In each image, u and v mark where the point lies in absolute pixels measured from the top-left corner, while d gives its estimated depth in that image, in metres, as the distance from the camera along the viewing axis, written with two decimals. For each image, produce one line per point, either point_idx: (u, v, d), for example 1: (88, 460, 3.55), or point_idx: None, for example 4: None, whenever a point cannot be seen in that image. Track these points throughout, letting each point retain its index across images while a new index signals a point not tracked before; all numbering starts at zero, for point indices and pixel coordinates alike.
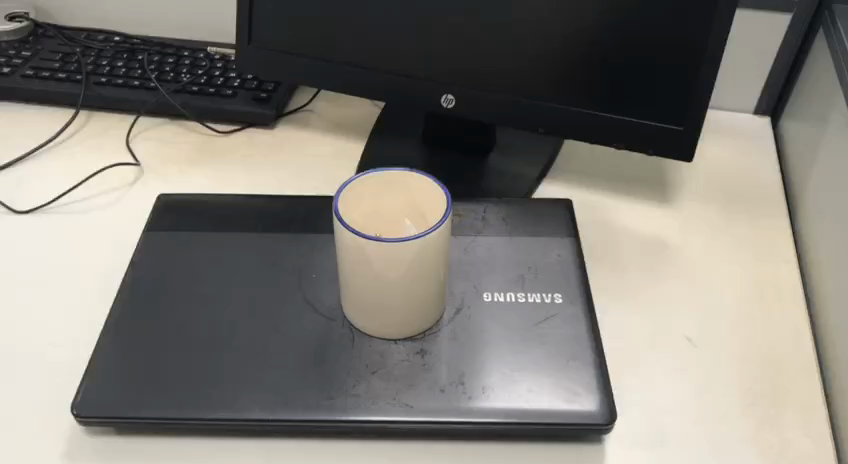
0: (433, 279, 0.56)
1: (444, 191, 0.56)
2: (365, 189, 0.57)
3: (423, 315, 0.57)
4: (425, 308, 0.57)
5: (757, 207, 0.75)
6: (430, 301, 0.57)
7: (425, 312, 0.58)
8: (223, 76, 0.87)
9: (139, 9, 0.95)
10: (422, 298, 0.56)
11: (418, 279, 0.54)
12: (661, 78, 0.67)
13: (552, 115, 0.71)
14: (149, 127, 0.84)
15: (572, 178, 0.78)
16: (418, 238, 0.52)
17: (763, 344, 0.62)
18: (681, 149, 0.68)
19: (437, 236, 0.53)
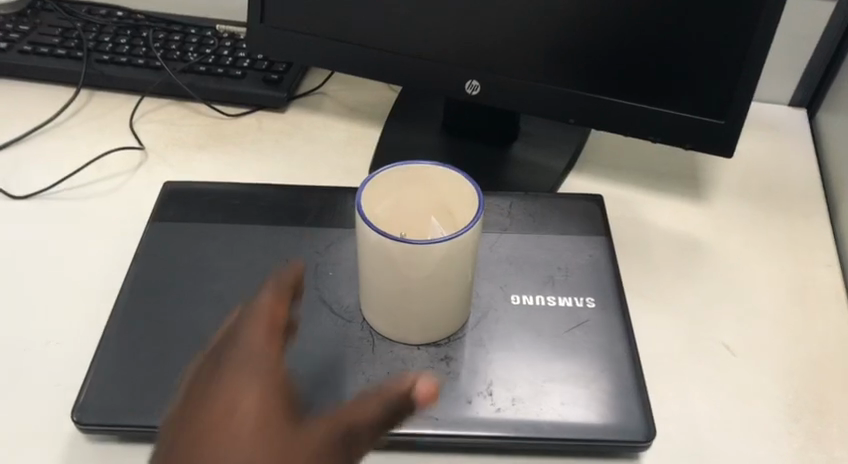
0: (460, 281, 0.52)
1: (474, 184, 0.52)
2: (389, 185, 0.53)
3: (447, 320, 0.54)
4: (450, 312, 0.53)
5: (795, 204, 0.71)
6: (456, 304, 0.53)
7: (451, 316, 0.54)
8: (232, 56, 0.82)
9: None
10: (449, 302, 0.52)
11: (446, 282, 0.51)
12: (703, 68, 0.63)
13: (585, 106, 0.66)
14: (154, 109, 0.79)
15: (599, 171, 0.74)
16: (447, 238, 0.48)
17: (807, 352, 0.59)
18: (722, 144, 0.64)
19: (468, 236, 0.49)
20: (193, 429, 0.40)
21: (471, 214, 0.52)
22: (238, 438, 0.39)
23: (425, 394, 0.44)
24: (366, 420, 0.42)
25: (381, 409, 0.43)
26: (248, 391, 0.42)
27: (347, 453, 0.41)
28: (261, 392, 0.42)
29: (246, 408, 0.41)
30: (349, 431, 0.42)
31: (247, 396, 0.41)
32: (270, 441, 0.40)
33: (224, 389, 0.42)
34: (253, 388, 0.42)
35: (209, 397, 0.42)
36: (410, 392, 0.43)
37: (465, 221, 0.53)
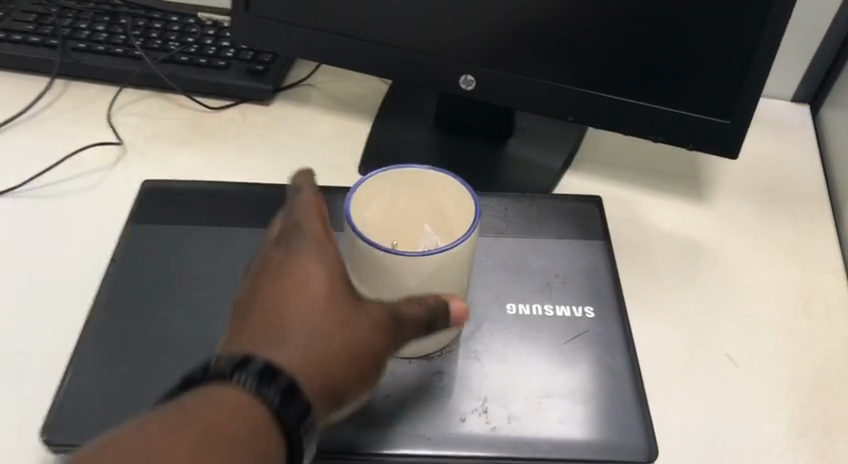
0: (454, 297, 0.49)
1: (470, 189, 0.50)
2: (384, 187, 0.51)
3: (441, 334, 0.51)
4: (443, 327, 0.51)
5: (799, 206, 0.69)
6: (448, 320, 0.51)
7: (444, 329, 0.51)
8: (215, 45, 0.78)
9: None
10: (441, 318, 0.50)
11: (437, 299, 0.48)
12: (708, 66, 0.60)
13: (585, 104, 0.64)
14: (133, 100, 0.76)
15: (597, 169, 0.71)
16: (438, 251, 0.46)
17: (813, 364, 0.57)
18: (728, 145, 0.62)
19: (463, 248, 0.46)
20: (263, 303, 0.40)
21: (468, 221, 0.50)
22: (305, 311, 0.39)
23: (460, 313, 0.45)
24: (414, 320, 0.43)
25: (425, 311, 0.43)
26: (312, 273, 0.41)
27: (399, 336, 0.42)
28: (324, 272, 0.41)
29: (313, 287, 0.40)
30: (399, 319, 0.42)
31: (311, 278, 0.41)
32: (338, 320, 0.40)
33: (294, 266, 0.41)
34: (316, 277, 0.41)
35: (279, 276, 0.41)
36: (448, 303, 0.44)
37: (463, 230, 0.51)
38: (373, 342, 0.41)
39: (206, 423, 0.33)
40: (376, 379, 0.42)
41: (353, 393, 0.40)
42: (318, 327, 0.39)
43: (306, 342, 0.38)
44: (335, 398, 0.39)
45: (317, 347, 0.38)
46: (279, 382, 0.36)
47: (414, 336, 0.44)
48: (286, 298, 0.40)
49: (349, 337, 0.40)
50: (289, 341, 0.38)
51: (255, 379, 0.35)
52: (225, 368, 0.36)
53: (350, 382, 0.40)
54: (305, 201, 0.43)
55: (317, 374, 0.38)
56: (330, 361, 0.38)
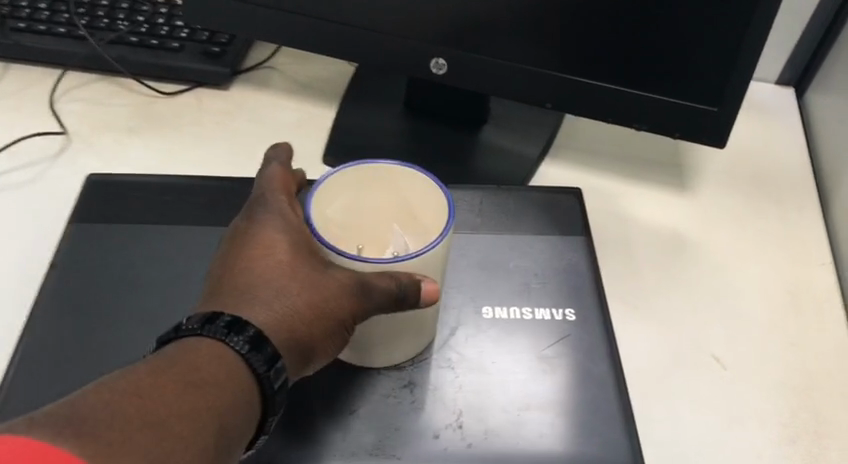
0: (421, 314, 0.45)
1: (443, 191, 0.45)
2: (342, 189, 0.46)
3: (413, 343, 0.47)
4: (411, 343, 0.47)
5: (786, 194, 0.66)
6: (416, 336, 0.47)
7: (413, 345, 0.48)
8: (168, 25, 0.72)
9: None
10: (408, 335, 0.46)
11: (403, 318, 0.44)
12: (694, 50, 0.56)
13: (564, 90, 0.60)
14: (79, 84, 0.71)
15: (576, 157, 0.68)
16: (401, 258, 0.41)
17: (804, 364, 0.54)
18: (714, 134, 0.58)
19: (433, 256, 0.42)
20: (230, 267, 0.41)
21: (440, 226, 0.46)
22: (269, 274, 0.40)
23: (430, 293, 0.42)
24: (380, 293, 0.41)
25: (394, 286, 0.41)
26: (275, 239, 0.41)
27: (364, 305, 0.41)
28: (287, 238, 0.42)
29: (278, 253, 0.41)
30: (366, 292, 0.41)
31: (274, 243, 0.41)
32: (303, 283, 0.40)
33: (257, 233, 0.42)
34: (280, 242, 0.41)
35: (243, 244, 0.42)
36: (419, 280, 0.41)
37: (435, 230, 0.46)
38: (341, 303, 0.41)
39: (184, 372, 0.35)
40: (344, 340, 0.43)
41: (322, 351, 0.42)
42: (283, 289, 0.40)
43: (270, 303, 0.39)
44: (303, 355, 0.40)
45: (282, 306, 0.39)
46: (249, 332, 0.37)
47: (382, 310, 0.42)
48: (253, 263, 0.41)
49: (315, 296, 0.40)
50: (259, 298, 0.39)
51: (224, 332, 0.37)
52: (196, 324, 0.37)
53: (317, 339, 0.41)
54: (272, 179, 0.45)
55: (284, 332, 0.39)
56: (296, 321, 0.39)
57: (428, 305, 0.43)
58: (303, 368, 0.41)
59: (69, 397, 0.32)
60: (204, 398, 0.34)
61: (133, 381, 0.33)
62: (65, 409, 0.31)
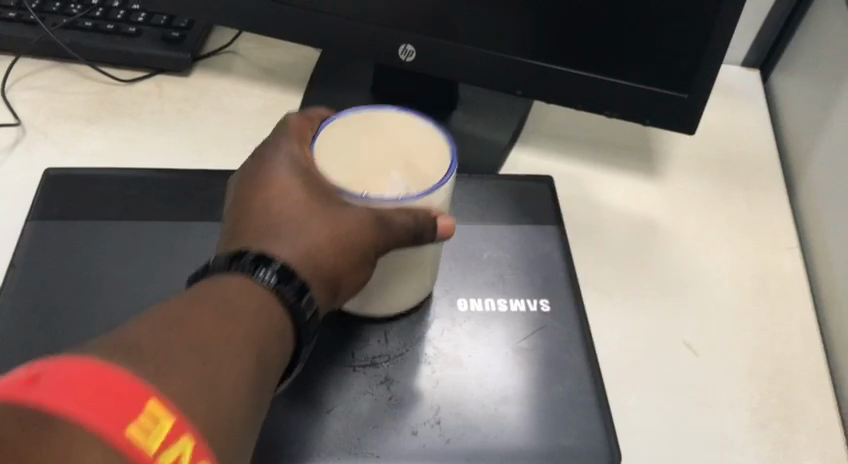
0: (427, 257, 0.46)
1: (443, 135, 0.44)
2: (348, 133, 0.44)
3: (415, 290, 0.48)
4: (413, 287, 0.48)
5: (753, 178, 0.66)
6: (421, 280, 0.48)
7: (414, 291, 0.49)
8: (124, 8, 0.70)
9: None
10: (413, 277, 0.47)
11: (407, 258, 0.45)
12: (663, 38, 0.56)
13: (536, 79, 0.60)
14: (32, 72, 0.68)
15: (547, 144, 0.67)
16: (419, 197, 0.42)
17: (774, 347, 0.55)
18: (684, 121, 0.58)
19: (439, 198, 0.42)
20: (250, 208, 0.42)
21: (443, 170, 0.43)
22: (288, 212, 0.41)
23: (446, 228, 0.43)
24: (398, 229, 0.41)
25: (410, 222, 0.41)
26: (290, 179, 0.42)
27: (384, 239, 0.42)
28: (301, 177, 0.42)
29: (296, 192, 0.42)
30: (384, 227, 0.41)
31: (289, 184, 0.42)
32: (324, 219, 0.41)
33: (276, 171, 0.43)
34: (295, 183, 0.42)
35: (260, 188, 0.42)
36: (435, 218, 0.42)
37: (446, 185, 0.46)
38: (361, 236, 0.41)
39: (218, 303, 0.36)
40: (367, 274, 0.43)
41: (348, 282, 0.42)
42: (305, 226, 0.40)
43: (292, 238, 0.40)
44: (332, 287, 0.41)
45: (305, 241, 0.40)
46: (276, 266, 0.38)
47: (400, 245, 0.43)
48: (270, 204, 0.41)
49: (336, 231, 0.41)
50: (283, 234, 0.40)
51: (252, 267, 0.38)
52: (222, 264, 0.38)
53: (341, 271, 0.41)
54: (288, 122, 0.45)
55: (310, 265, 0.40)
56: (320, 254, 0.40)
57: (443, 238, 0.44)
58: (332, 302, 0.42)
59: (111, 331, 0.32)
60: (241, 324, 0.35)
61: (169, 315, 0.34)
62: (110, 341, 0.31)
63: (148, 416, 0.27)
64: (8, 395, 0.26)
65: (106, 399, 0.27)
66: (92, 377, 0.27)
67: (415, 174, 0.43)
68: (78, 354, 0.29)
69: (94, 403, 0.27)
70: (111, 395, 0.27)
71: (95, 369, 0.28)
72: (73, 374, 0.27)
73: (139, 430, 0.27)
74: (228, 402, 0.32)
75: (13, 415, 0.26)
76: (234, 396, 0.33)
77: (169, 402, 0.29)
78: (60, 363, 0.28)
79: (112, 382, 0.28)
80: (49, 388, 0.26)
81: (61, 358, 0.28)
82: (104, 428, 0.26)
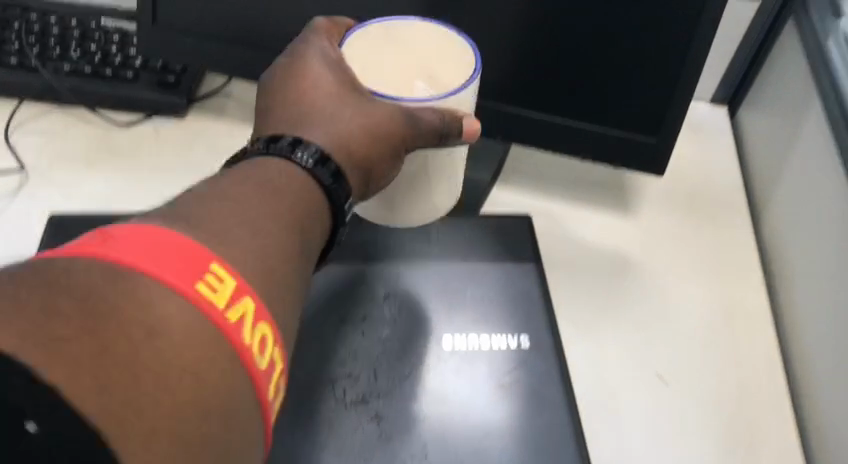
0: (449, 167, 0.52)
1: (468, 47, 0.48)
2: (377, 40, 0.48)
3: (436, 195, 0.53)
4: (434, 204, 0.54)
5: (721, 213, 0.70)
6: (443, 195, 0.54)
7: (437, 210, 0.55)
8: (121, 53, 0.73)
9: None
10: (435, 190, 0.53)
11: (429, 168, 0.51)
12: (632, 87, 0.60)
13: (514, 125, 0.63)
14: (34, 115, 0.71)
15: (530, 185, 0.71)
16: (441, 98, 0.46)
17: (740, 376, 0.59)
18: (655, 162, 0.62)
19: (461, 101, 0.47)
20: (284, 100, 0.45)
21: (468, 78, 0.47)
22: (321, 100, 0.45)
23: (472, 129, 0.48)
24: (428, 125, 0.46)
25: (440, 121, 0.46)
26: (321, 72, 0.46)
27: (413, 133, 0.46)
28: (333, 71, 0.46)
29: (326, 84, 0.45)
30: (415, 121, 0.45)
31: (321, 76, 0.46)
32: (355, 110, 0.45)
33: (307, 66, 0.46)
34: (328, 75, 0.46)
35: (293, 80, 0.46)
36: (461, 118, 0.47)
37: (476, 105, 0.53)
38: (393, 127, 0.45)
39: (260, 180, 0.38)
40: (393, 165, 0.47)
41: (376, 172, 0.46)
42: (336, 115, 0.44)
43: (327, 123, 0.44)
44: (364, 176, 0.45)
45: (340, 128, 0.44)
46: (311, 148, 0.41)
47: (427, 143, 0.47)
48: (303, 96, 0.45)
49: (368, 120, 0.44)
50: (318, 124, 0.44)
51: (289, 150, 0.41)
52: (261, 146, 0.42)
53: (372, 157, 0.45)
54: (317, 25, 0.49)
55: (344, 152, 0.43)
56: (352, 141, 0.44)
57: (469, 140, 0.48)
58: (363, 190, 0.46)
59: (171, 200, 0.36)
60: (291, 187, 0.39)
61: (225, 182, 0.38)
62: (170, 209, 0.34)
63: (213, 276, 0.31)
64: (86, 251, 0.30)
65: (172, 256, 0.31)
66: (158, 239, 0.31)
67: (439, 83, 0.48)
68: (141, 221, 0.32)
69: (162, 259, 0.30)
70: (176, 255, 0.31)
71: (158, 233, 0.31)
72: (140, 236, 0.31)
73: (206, 288, 0.30)
74: (284, 256, 0.36)
75: (91, 263, 0.29)
76: (287, 253, 0.37)
77: (225, 263, 0.32)
78: (125, 229, 0.31)
79: (172, 244, 0.31)
80: (120, 246, 0.30)
81: (128, 225, 0.32)
82: (174, 281, 0.30)
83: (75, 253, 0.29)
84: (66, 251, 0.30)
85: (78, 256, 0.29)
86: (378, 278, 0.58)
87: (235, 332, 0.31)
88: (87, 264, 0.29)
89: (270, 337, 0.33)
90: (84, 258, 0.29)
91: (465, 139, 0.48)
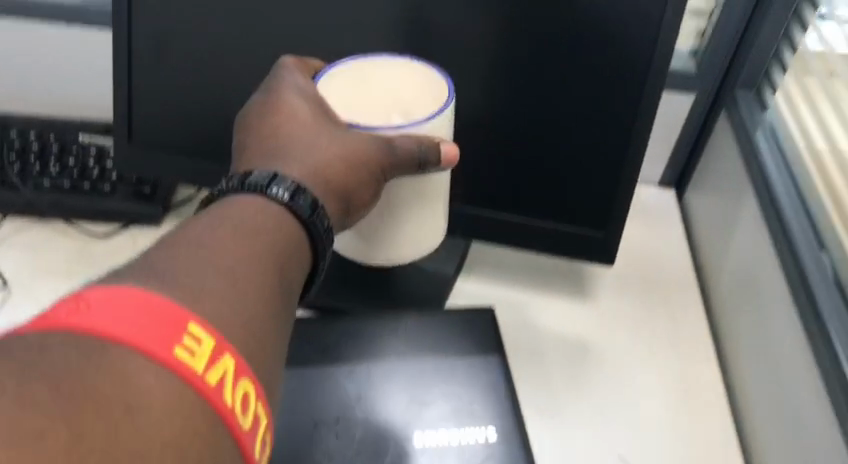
0: (433, 189, 0.59)
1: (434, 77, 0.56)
2: (354, 80, 0.55)
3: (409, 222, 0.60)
4: (419, 230, 0.61)
5: (674, 294, 0.74)
6: (427, 218, 0.61)
7: (425, 235, 0.62)
8: (99, 167, 0.77)
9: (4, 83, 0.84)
10: (419, 213, 0.60)
11: (415, 198, 0.58)
12: (579, 185, 0.65)
13: (471, 223, 0.67)
14: (16, 231, 0.74)
15: (496, 278, 0.74)
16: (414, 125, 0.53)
17: (698, 454, 0.62)
18: (603, 253, 0.66)
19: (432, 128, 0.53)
20: (261, 137, 0.49)
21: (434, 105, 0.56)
22: (301, 130, 0.49)
23: (450, 154, 0.54)
24: (405, 149, 0.51)
25: (416, 147, 0.52)
26: (299, 104, 0.51)
27: (391, 158, 0.51)
28: (308, 105, 0.51)
29: (302, 117, 0.50)
30: (392, 147, 0.51)
31: (299, 107, 0.50)
32: (331, 142, 0.49)
33: (282, 102, 0.51)
34: (303, 109, 0.50)
35: (269, 114, 0.50)
36: (437, 144, 0.53)
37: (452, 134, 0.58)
38: (369, 155, 0.50)
39: (236, 223, 0.40)
40: (374, 192, 0.51)
41: (356, 199, 0.50)
42: (312, 147, 0.48)
43: (309, 151, 0.48)
44: (344, 201, 0.48)
45: (321, 156, 0.48)
46: (286, 183, 0.44)
47: (403, 169, 0.53)
48: (281, 126, 0.49)
49: (347, 147, 0.49)
50: (295, 158, 0.47)
51: (263, 186, 0.43)
52: (237, 184, 0.44)
53: (352, 184, 0.49)
54: (287, 62, 0.55)
55: (323, 180, 0.47)
56: (331, 170, 0.48)
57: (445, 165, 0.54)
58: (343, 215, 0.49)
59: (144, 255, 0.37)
60: (271, 219, 0.42)
61: (204, 222, 0.40)
62: (147, 262, 0.36)
63: (190, 339, 0.32)
64: (64, 322, 0.30)
65: (146, 323, 0.31)
66: (134, 305, 0.32)
67: (414, 117, 0.55)
68: (120, 286, 0.33)
69: (139, 326, 0.31)
70: (153, 321, 0.31)
71: (135, 301, 0.32)
72: (117, 303, 0.32)
73: (183, 353, 0.31)
74: (264, 301, 0.37)
75: (68, 339, 0.30)
76: (268, 294, 0.38)
77: (203, 321, 0.33)
78: (102, 296, 0.32)
79: (148, 311, 0.32)
80: (98, 315, 0.31)
81: (104, 288, 0.32)
82: (153, 349, 0.30)
83: (53, 326, 0.30)
84: (44, 323, 0.31)
85: (55, 331, 0.30)
86: (348, 382, 0.61)
87: (215, 392, 0.31)
88: (64, 341, 0.30)
89: (252, 392, 0.33)
90: (61, 334, 0.30)
91: (442, 166, 0.54)
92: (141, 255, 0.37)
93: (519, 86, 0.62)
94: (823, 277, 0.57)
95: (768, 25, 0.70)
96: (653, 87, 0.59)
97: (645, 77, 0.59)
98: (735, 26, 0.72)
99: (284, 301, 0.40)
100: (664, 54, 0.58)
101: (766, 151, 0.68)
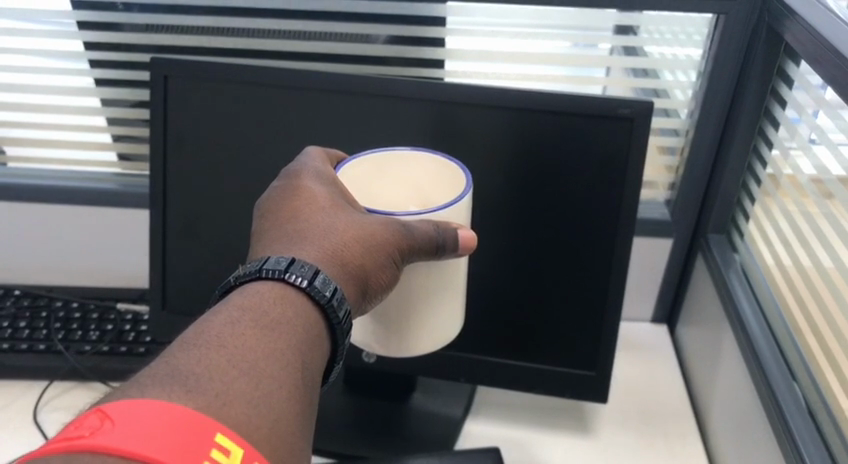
0: (444, 276, 0.55)
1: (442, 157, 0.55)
2: (367, 173, 0.55)
3: (418, 325, 0.57)
4: (433, 321, 0.57)
5: (669, 425, 0.79)
6: (441, 311, 0.57)
7: (437, 327, 0.58)
8: (134, 330, 0.85)
9: (54, 257, 0.95)
10: (434, 304, 0.56)
11: (429, 288, 0.55)
12: (570, 329, 0.72)
13: (475, 369, 0.73)
14: (61, 393, 0.81)
15: (500, 418, 0.79)
16: (430, 211, 0.51)
17: None
18: (597, 393, 0.72)
19: (448, 214, 0.52)
20: (282, 221, 0.50)
21: (448, 187, 0.55)
22: (317, 213, 0.50)
23: (469, 240, 0.51)
24: (424, 233, 0.50)
25: (435, 230, 0.50)
26: (317, 188, 0.52)
27: (409, 238, 0.49)
28: (329, 190, 0.52)
29: (322, 202, 0.51)
30: (408, 229, 0.50)
31: (317, 191, 0.51)
32: (348, 226, 0.49)
33: (303, 187, 0.52)
34: (323, 194, 0.51)
35: (291, 198, 0.51)
36: (456, 229, 0.51)
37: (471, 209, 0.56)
38: (385, 237, 0.49)
39: (258, 315, 0.43)
40: (393, 274, 0.51)
41: (374, 280, 0.50)
42: (329, 232, 0.49)
43: (323, 234, 0.49)
44: (360, 284, 0.49)
45: (337, 240, 0.49)
46: (304, 268, 0.45)
47: (424, 255, 0.51)
48: (302, 210, 0.50)
49: (362, 229, 0.49)
50: (312, 244, 0.48)
51: (281, 272, 0.45)
52: (255, 267, 0.46)
53: (368, 264, 0.49)
54: (312, 151, 0.56)
55: (338, 265, 0.48)
56: (346, 255, 0.48)
57: (465, 252, 0.52)
58: (361, 300, 0.50)
59: (165, 358, 0.39)
60: (290, 307, 0.44)
61: (225, 318, 0.42)
62: (167, 366, 0.38)
63: (218, 452, 0.34)
64: (97, 447, 0.32)
65: (177, 442, 0.34)
66: (161, 424, 0.34)
67: (428, 202, 0.56)
68: (150, 400, 0.35)
69: (168, 446, 0.33)
70: (183, 437, 0.34)
71: (164, 417, 0.34)
72: (141, 422, 0.34)
73: None
74: (290, 406, 0.40)
75: (98, 460, 0.32)
76: (291, 387, 0.40)
77: (233, 432, 0.36)
78: (132, 413, 0.34)
79: (177, 428, 0.34)
80: (125, 435, 0.33)
81: (127, 405, 0.34)
82: None
83: (80, 448, 0.32)
84: (72, 445, 0.33)
85: (83, 453, 0.32)
86: None
87: None
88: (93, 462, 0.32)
89: None
90: (90, 455, 0.32)
91: (460, 252, 0.52)
92: (161, 358, 0.39)
93: (510, 242, 0.70)
94: (794, 403, 0.61)
95: (727, 179, 0.79)
96: (625, 242, 0.67)
97: (616, 232, 0.67)
98: (701, 175, 0.82)
99: (305, 391, 0.41)
100: (630, 209, 0.66)
101: (737, 286, 0.75)
